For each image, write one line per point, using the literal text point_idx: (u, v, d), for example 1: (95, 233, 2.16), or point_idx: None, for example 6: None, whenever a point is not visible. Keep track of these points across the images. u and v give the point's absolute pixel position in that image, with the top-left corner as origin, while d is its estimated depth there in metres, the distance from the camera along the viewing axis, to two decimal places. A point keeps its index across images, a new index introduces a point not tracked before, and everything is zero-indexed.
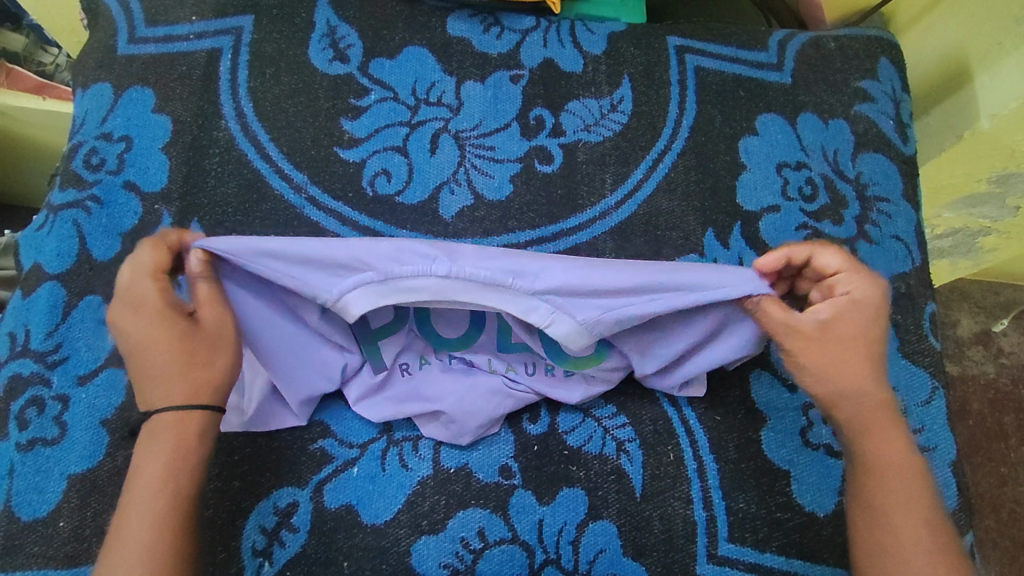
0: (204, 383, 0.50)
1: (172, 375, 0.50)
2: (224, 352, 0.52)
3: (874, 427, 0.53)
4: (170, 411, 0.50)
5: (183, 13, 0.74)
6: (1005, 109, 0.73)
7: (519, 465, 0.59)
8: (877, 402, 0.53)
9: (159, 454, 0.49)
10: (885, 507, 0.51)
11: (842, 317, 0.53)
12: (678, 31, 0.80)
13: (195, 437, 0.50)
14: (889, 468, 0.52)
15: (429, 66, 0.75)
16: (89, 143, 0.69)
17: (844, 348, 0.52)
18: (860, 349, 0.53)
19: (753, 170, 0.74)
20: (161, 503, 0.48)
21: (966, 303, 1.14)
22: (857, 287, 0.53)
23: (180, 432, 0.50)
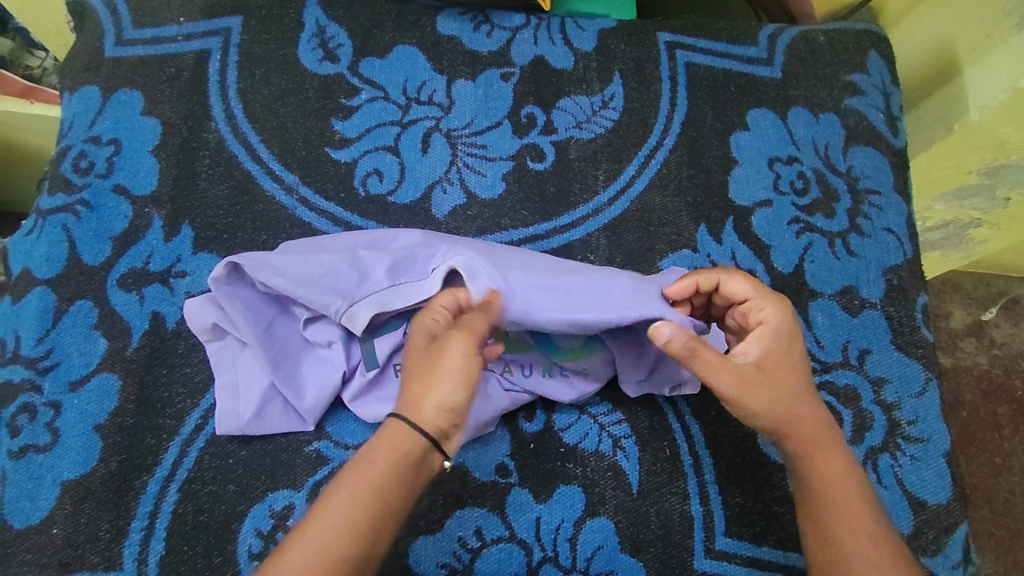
0: (444, 413, 0.50)
1: (425, 397, 0.50)
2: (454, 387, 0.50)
3: (818, 445, 0.54)
4: (401, 420, 0.50)
5: (171, 14, 0.74)
6: (994, 102, 0.73)
7: (516, 463, 0.59)
8: (814, 424, 0.55)
9: (383, 458, 0.49)
10: (837, 525, 0.52)
11: (769, 350, 0.55)
12: (669, 27, 0.80)
13: (405, 454, 0.49)
14: (837, 485, 0.53)
15: (419, 64, 0.75)
16: (77, 147, 0.68)
17: (777, 377, 0.54)
18: (790, 375, 0.55)
19: (745, 165, 0.74)
20: (357, 512, 0.48)
21: (959, 294, 1.15)
22: (771, 312, 0.56)
23: (384, 445, 0.49)
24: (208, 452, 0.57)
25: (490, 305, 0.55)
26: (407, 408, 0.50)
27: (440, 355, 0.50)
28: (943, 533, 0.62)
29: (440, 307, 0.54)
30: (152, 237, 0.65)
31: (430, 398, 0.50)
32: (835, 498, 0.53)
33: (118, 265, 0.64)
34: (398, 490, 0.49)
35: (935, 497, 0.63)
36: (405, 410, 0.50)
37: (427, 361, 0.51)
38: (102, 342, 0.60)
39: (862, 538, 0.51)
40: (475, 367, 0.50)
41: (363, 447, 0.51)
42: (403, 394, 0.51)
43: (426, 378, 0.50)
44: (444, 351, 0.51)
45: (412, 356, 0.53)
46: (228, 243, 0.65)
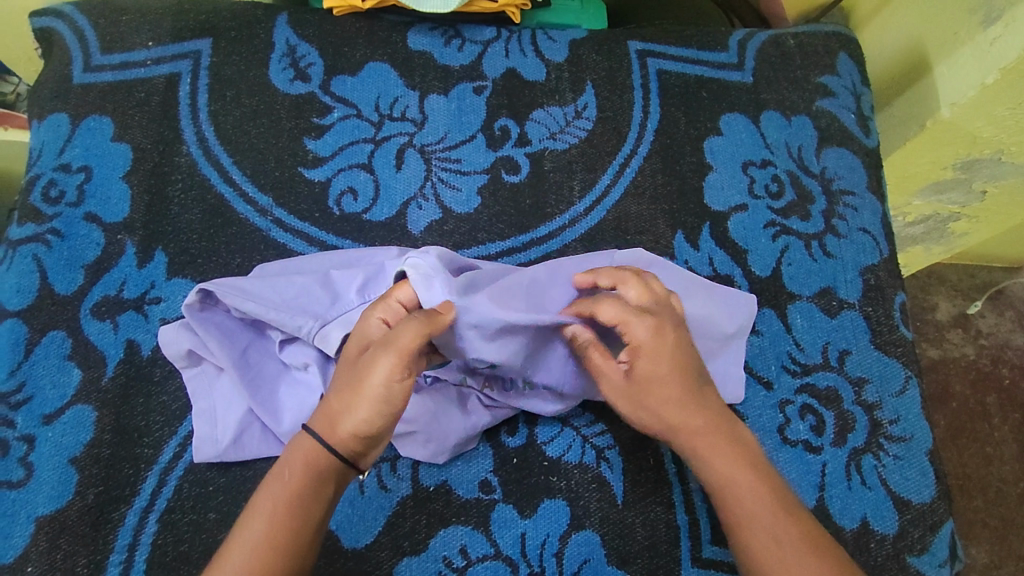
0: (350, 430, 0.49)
1: (341, 413, 0.50)
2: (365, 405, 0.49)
3: (707, 447, 0.54)
4: (315, 437, 0.50)
5: (139, 39, 0.73)
6: (963, 98, 0.74)
7: (499, 479, 0.59)
8: (705, 429, 0.54)
9: (296, 468, 0.50)
10: (750, 526, 0.51)
11: (642, 363, 0.54)
12: (639, 36, 0.80)
13: (321, 471, 0.49)
14: (736, 483, 0.53)
15: (392, 81, 0.75)
16: (47, 175, 0.68)
17: (651, 392, 0.54)
18: (667, 388, 0.54)
19: (719, 170, 0.74)
20: (273, 531, 0.48)
21: (943, 287, 1.16)
22: (638, 334, 0.54)
23: (299, 462, 0.50)
24: (187, 481, 0.57)
25: (440, 316, 0.51)
26: (323, 426, 0.50)
27: (365, 377, 0.49)
28: (928, 531, 0.63)
29: (392, 304, 0.54)
30: (125, 264, 0.64)
31: (348, 419, 0.49)
32: (741, 507, 0.52)
33: (91, 294, 0.63)
34: (318, 504, 0.50)
35: (919, 495, 0.64)
36: (322, 426, 0.50)
37: (351, 380, 0.50)
38: (76, 373, 0.60)
39: (781, 547, 0.50)
40: (395, 394, 0.49)
41: (277, 464, 0.51)
42: (322, 407, 0.51)
43: (348, 395, 0.50)
44: (369, 372, 0.49)
45: (344, 366, 0.52)
46: (202, 268, 0.65)
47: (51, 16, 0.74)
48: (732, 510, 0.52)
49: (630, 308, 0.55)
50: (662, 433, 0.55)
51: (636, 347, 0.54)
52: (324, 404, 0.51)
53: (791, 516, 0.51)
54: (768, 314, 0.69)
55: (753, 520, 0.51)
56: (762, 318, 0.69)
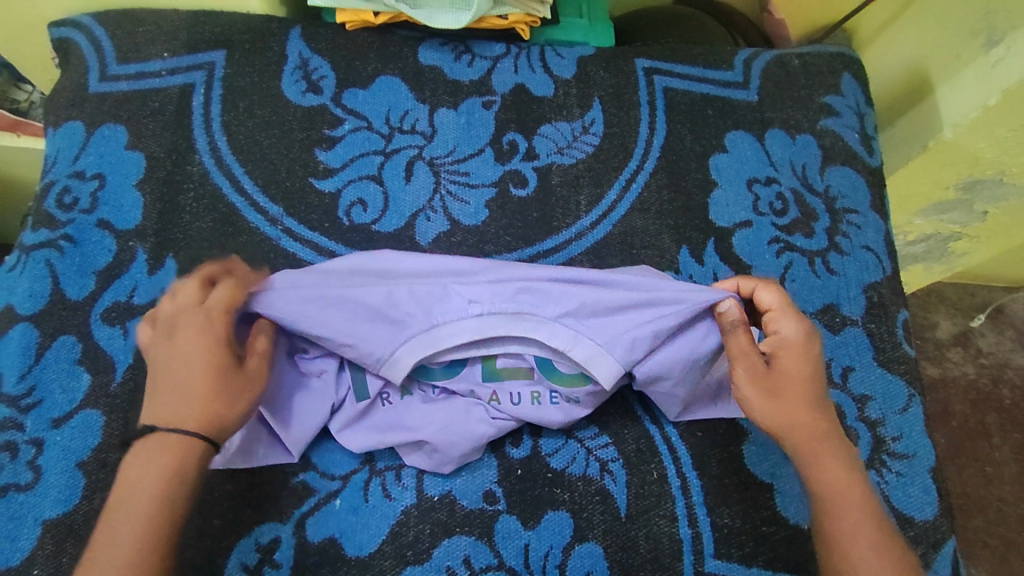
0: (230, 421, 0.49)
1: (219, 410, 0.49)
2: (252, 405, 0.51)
3: (817, 456, 0.53)
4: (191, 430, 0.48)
5: (155, 50, 0.75)
6: (966, 119, 0.75)
7: (503, 490, 0.59)
8: (822, 435, 0.53)
9: (172, 446, 0.47)
10: (843, 540, 0.50)
11: (779, 357, 0.54)
12: (646, 54, 0.81)
13: (195, 462, 0.48)
14: (840, 496, 0.52)
15: (402, 95, 0.76)
16: (61, 182, 0.69)
17: (785, 386, 0.53)
18: (798, 389, 0.53)
19: (724, 187, 0.75)
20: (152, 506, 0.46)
21: (944, 305, 1.16)
22: (788, 327, 0.55)
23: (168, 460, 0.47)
24: None
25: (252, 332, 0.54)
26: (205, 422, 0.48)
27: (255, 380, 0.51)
28: (931, 548, 0.63)
29: (219, 307, 0.51)
30: (136, 270, 0.65)
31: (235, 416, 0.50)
32: (840, 520, 0.51)
33: (102, 299, 0.64)
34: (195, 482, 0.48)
35: (921, 512, 0.64)
36: (208, 422, 0.48)
37: (239, 381, 0.50)
38: (86, 377, 0.60)
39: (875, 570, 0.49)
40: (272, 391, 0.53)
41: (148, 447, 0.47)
42: (201, 405, 0.48)
43: (235, 396, 0.50)
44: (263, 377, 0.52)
45: (222, 362, 0.49)
46: None
47: (68, 26, 0.75)
48: (830, 521, 0.51)
49: (788, 302, 0.56)
50: (773, 430, 0.54)
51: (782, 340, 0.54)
52: (186, 404, 0.48)
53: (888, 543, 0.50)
54: None
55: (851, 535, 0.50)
56: None
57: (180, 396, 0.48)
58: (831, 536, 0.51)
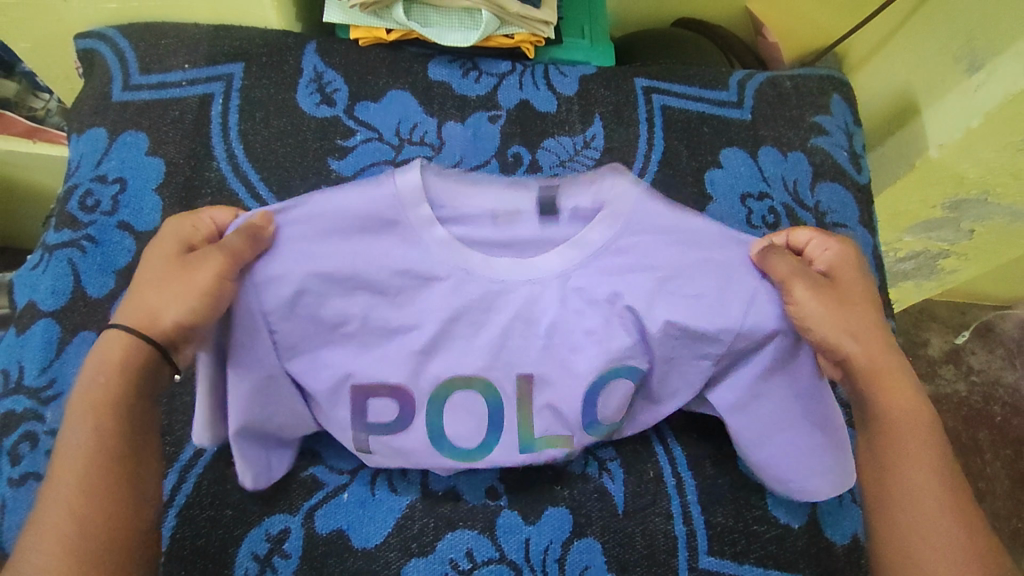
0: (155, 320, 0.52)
1: (153, 297, 0.52)
2: (181, 301, 0.51)
3: (890, 383, 0.56)
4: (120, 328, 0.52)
5: (176, 61, 0.78)
6: (951, 140, 0.78)
7: (505, 486, 0.62)
8: (892, 362, 0.57)
9: (106, 358, 0.51)
10: (907, 458, 0.53)
11: (836, 271, 0.59)
12: (646, 73, 0.85)
13: (130, 365, 0.51)
14: (908, 421, 0.54)
15: (412, 108, 0.79)
16: (84, 185, 0.71)
17: (852, 299, 0.57)
18: (865, 305, 0.58)
19: (719, 201, 0.79)
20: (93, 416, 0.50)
21: (935, 323, 1.19)
22: (831, 245, 0.61)
23: (113, 354, 0.52)
24: (207, 478, 0.59)
25: (263, 231, 0.51)
26: (141, 318, 0.52)
27: (184, 271, 0.52)
28: None
29: (204, 219, 0.58)
30: None
31: (166, 309, 0.52)
32: (906, 441, 0.54)
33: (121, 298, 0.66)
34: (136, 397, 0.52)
35: None
36: (139, 319, 0.52)
37: (174, 275, 0.52)
38: None
39: (933, 488, 0.52)
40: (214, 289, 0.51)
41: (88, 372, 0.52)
42: (144, 301, 0.53)
43: (167, 286, 0.52)
44: (196, 269, 0.51)
45: (170, 261, 0.54)
46: None
47: (94, 37, 0.78)
48: (895, 442, 0.54)
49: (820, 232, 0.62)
50: (855, 351, 0.56)
51: (833, 254, 0.60)
52: (138, 299, 0.53)
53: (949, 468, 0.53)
54: None
55: (915, 455, 0.53)
56: None
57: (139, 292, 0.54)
58: (900, 466, 0.53)
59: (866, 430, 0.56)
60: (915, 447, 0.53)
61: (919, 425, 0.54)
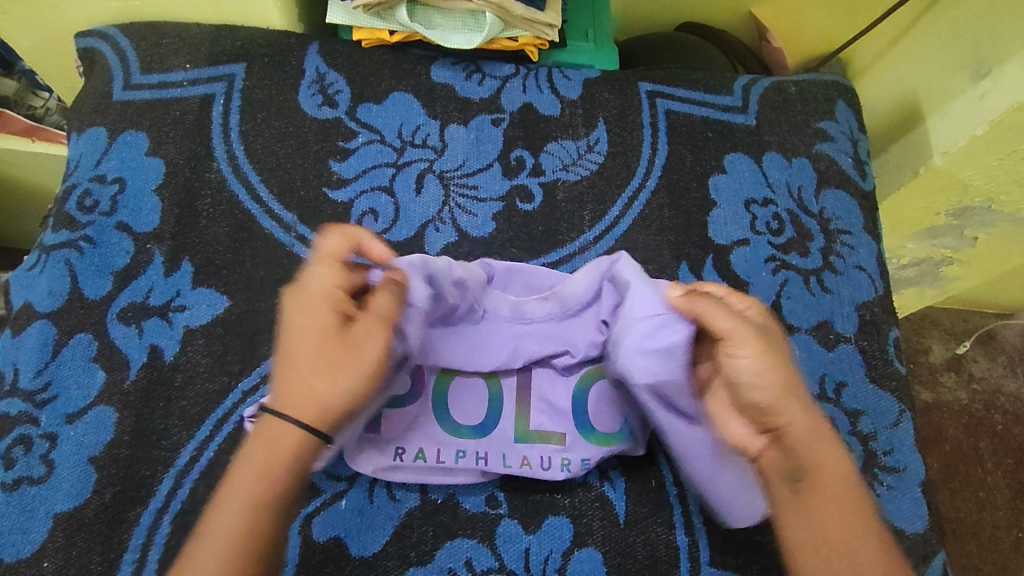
0: (327, 405, 0.50)
1: (297, 380, 0.50)
2: (349, 375, 0.51)
3: (815, 446, 0.50)
4: (278, 416, 0.50)
5: (177, 61, 0.77)
6: (956, 147, 0.78)
7: (505, 495, 0.61)
8: (813, 422, 0.51)
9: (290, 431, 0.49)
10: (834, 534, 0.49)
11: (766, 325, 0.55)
12: (650, 77, 0.84)
13: (294, 451, 0.49)
14: (836, 489, 0.50)
15: (414, 110, 0.79)
16: (82, 185, 0.71)
17: (775, 355, 0.52)
18: (782, 360, 0.53)
19: (723, 207, 0.78)
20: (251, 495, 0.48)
21: (937, 330, 1.18)
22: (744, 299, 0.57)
23: (271, 447, 0.49)
24: (203, 484, 0.59)
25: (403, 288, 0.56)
26: (301, 404, 0.50)
27: (357, 349, 0.51)
28: (921, 562, 0.64)
29: (329, 261, 0.54)
30: (152, 272, 0.67)
31: (336, 393, 0.50)
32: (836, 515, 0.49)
33: (118, 299, 0.65)
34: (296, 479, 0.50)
35: (912, 526, 0.65)
36: (303, 405, 0.50)
37: (343, 355, 0.51)
38: (101, 374, 0.62)
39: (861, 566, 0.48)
40: (378, 362, 0.52)
41: (266, 441, 0.49)
42: (295, 384, 0.50)
43: (334, 370, 0.50)
44: (365, 346, 0.52)
45: (325, 336, 0.51)
46: (227, 278, 0.67)
47: (94, 36, 0.77)
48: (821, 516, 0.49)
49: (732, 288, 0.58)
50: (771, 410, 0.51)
51: (756, 311, 0.56)
52: (292, 381, 0.50)
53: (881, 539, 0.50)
54: None
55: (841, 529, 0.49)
56: None
57: (296, 372, 0.50)
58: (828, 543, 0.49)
59: (794, 493, 0.50)
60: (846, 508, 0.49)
61: (843, 495, 0.50)
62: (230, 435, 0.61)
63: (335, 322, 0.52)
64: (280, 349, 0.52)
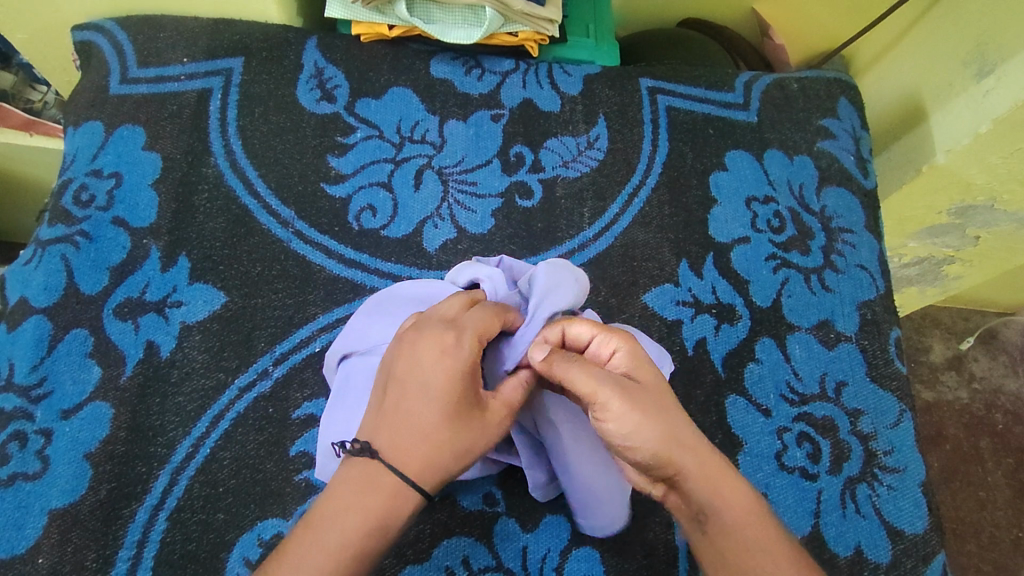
0: (441, 474, 0.49)
1: (420, 450, 0.48)
2: (469, 453, 0.50)
3: (715, 482, 0.47)
4: (400, 478, 0.47)
5: (174, 55, 0.76)
6: (959, 145, 0.77)
7: (503, 493, 0.60)
8: (706, 460, 0.48)
9: (404, 485, 0.47)
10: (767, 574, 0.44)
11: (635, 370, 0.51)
12: (651, 73, 0.83)
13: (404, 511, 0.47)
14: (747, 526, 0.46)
15: (413, 105, 0.78)
16: (78, 180, 0.70)
17: (650, 402, 0.49)
18: (664, 404, 0.49)
19: (724, 204, 0.77)
20: (350, 540, 0.45)
21: (938, 329, 1.18)
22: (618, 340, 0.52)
23: (380, 497, 0.46)
24: (199, 481, 0.58)
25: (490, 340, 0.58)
26: (421, 472, 0.48)
27: (483, 428, 0.51)
28: (921, 562, 0.64)
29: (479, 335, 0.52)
30: (149, 267, 0.67)
31: (453, 469, 0.50)
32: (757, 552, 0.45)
33: (115, 295, 0.65)
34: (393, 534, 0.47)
35: (912, 526, 0.65)
36: (424, 475, 0.48)
37: (471, 433, 0.50)
38: (96, 370, 0.61)
39: None
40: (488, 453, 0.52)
41: (370, 493, 0.46)
42: (415, 452, 0.48)
43: (458, 445, 0.49)
44: (491, 427, 0.51)
45: (459, 413, 0.50)
46: (224, 274, 0.67)
47: (91, 30, 0.77)
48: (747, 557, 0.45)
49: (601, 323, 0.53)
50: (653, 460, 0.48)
51: (626, 354, 0.52)
52: (415, 445, 0.48)
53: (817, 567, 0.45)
54: (768, 343, 0.71)
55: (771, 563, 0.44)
56: (762, 347, 0.71)
57: (414, 436, 0.48)
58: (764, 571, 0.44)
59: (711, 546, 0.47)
60: (760, 533, 0.46)
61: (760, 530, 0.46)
62: (226, 431, 0.60)
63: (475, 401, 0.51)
64: (391, 407, 0.50)
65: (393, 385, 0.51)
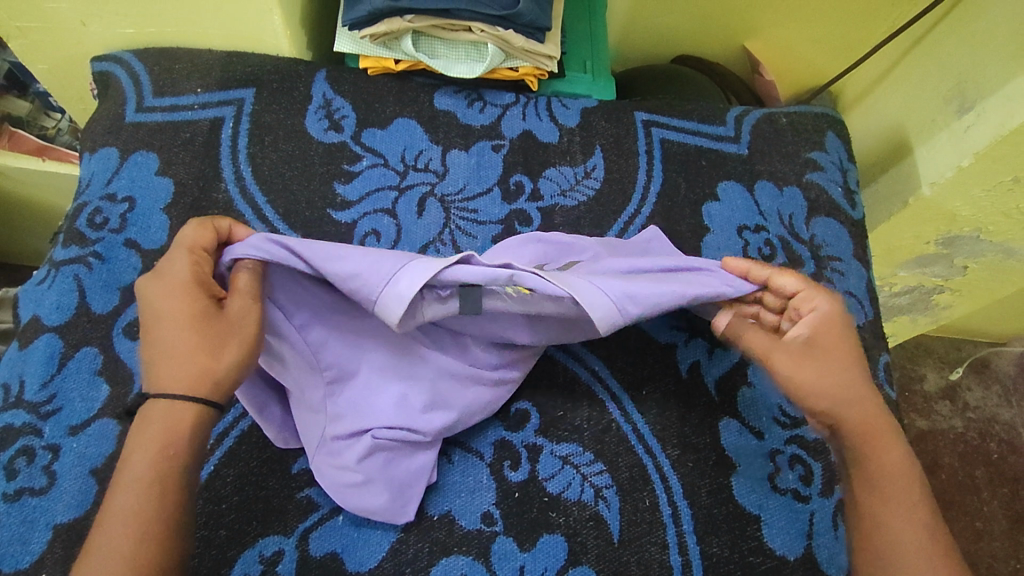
0: (209, 373, 0.50)
1: (173, 361, 0.50)
2: (234, 346, 0.51)
3: (876, 435, 0.56)
4: (167, 397, 0.49)
5: (189, 85, 0.80)
6: (943, 178, 0.80)
7: (501, 512, 0.62)
8: (873, 412, 0.57)
9: (186, 404, 0.49)
10: (891, 521, 0.53)
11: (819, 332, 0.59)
12: (646, 107, 0.87)
13: (191, 422, 0.49)
14: (891, 479, 0.54)
15: (418, 136, 0.81)
16: (93, 203, 0.73)
17: (832, 359, 0.58)
18: (844, 354, 0.58)
19: (716, 233, 0.80)
20: (150, 467, 0.48)
21: (931, 358, 1.20)
22: (820, 301, 0.59)
23: (174, 415, 0.49)
24: (202, 497, 0.59)
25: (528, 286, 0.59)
26: (195, 378, 0.50)
27: (234, 323, 0.52)
28: None
29: (196, 251, 0.53)
30: None
31: (229, 367, 0.51)
32: (887, 495, 0.54)
33: (125, 314, 0.67)
34: (190, 449, 0.49)
35: None
36: (200, 381, 0.50)
37: (224, 328, 0.51)
38: (105, 388, 0.63)
39: (918, 541, 0.51)
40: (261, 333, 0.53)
41: (155, 420, 0.49)
42: (180, 365, 0.50)
43: (214, 342, 0.50)
44: (242, 318, 0.52)
45: (202, 319, 0.51)
46: None
47: (110, 61, 0.80)
48: (875, 499, 0.54)
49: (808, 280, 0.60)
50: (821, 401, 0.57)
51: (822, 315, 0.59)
52: (174, 363, 0.50)
53: (934, 535, 0.52)
54: None
55: (900, 522, 0.52)
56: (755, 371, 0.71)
57: (172, 356, 0.50)
58: (891, 521, 0.53)
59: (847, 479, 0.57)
60: (893, 494, 0.54)
61: (904, 480, 0.54)
62: (230, 448, 0.62)
63: (208, 302, 0.51)
64: (149, 338, 0.51)
65: (144, 318, 0.52)
